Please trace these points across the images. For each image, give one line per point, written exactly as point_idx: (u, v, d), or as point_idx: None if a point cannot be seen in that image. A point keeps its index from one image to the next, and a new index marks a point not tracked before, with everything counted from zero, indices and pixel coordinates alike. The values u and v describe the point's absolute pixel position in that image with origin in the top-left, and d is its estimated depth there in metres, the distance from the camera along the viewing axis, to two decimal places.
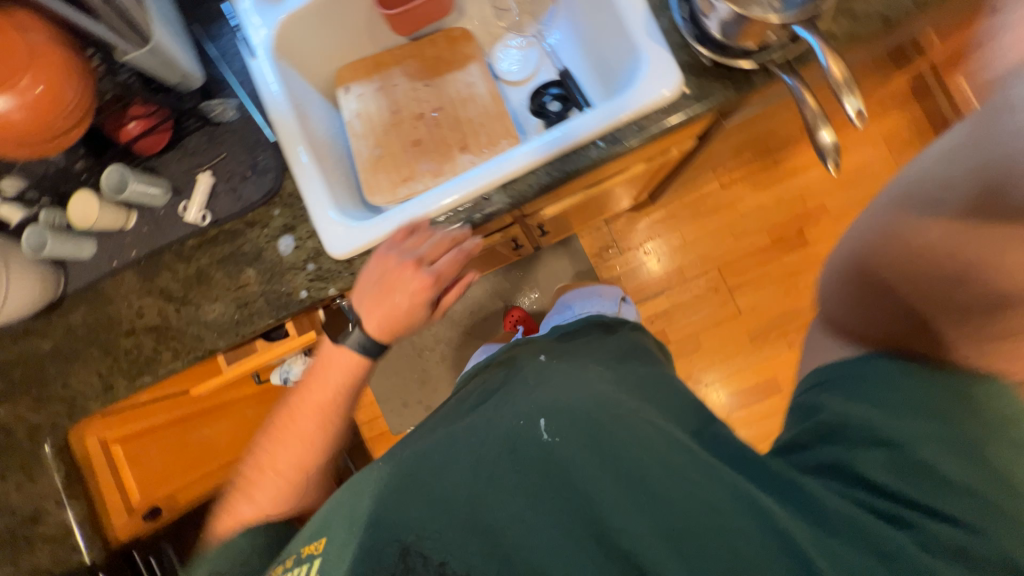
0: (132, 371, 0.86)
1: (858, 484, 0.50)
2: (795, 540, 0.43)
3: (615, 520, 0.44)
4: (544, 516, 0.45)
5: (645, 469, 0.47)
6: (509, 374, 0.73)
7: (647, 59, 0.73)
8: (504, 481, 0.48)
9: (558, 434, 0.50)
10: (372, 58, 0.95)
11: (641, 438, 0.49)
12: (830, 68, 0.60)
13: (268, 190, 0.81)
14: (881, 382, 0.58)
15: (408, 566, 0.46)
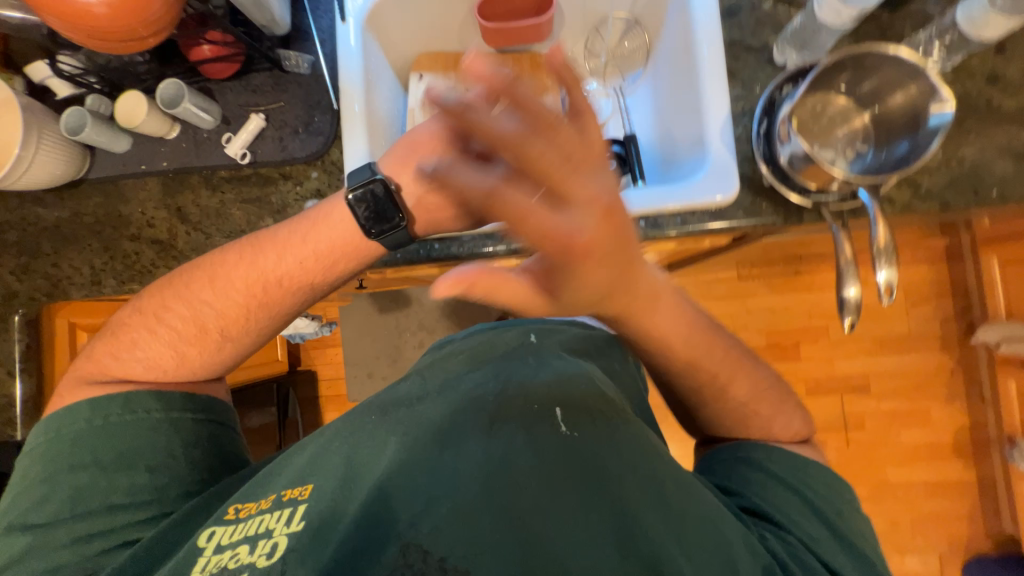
0: (123, 275, 0.86)
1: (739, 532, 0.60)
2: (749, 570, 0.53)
3: (622, 514, 0.54)
4: (562, 508, 0.53)
5: (641, 476, 0.58)
6: (483, 363, 0.76)
7: (710, 159, 0.74)
8: (525, 468, 0.56)
9: (572, 431, 0.60)
10: (454, 56, 0.96)
11: (636, 451, 0.61)
12: (876, 233, 0.62)
13: (313, 151, 0.81)
14: (778, 470, 0.68)
15: (408, 561, 0.50)
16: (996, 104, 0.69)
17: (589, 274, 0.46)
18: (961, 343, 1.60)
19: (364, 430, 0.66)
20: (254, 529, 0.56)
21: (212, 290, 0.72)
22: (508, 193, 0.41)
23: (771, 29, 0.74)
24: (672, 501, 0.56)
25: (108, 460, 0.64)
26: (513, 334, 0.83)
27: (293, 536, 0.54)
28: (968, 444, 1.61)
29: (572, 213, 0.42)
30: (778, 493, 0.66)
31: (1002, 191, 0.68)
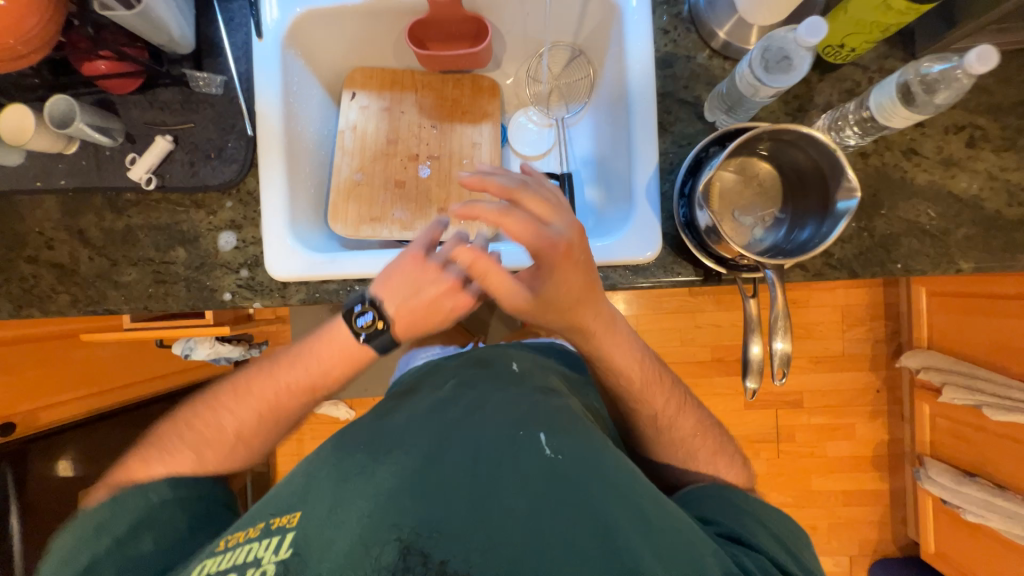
0: (22, 299, 0.80)
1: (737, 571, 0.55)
2: None
3: (614, 537, 0.49)
4: (556, 535, 0.49)
5: (636, 502, 0.53)
6: (475, 383, 0.71)
7: (634, 216, 0.72)
8: (514, 493, 0.53)
9: (557, 454, 0.56)
10: (390, 73, 0.90)
11: (625, 474, 0.56)
12: (775, 297, 0.63)
13: (227, 180, 0.76)
14: (762, 514, 0.64)
15: (407, 565, 0.47)
16: (910, 178, 0.70)
17: (566, 275, 0.59)
18: (887, 364, 1.70)
19: (352, 457, 0.59)
20: (242, 558, 0.50)
21: (235, 403, 0.67)
22: (523, 195, 0.57)
23: (704, 84, 0.72)
24: (669, 534, 0.51)
25: (120, 532, 0.56)
26: (500, 362, 0.76)
27: (280, 565, 0.48)
28: (884, 457, 1.73)
29: (557, 224, 0.56)
30: (765, 532, 0.62)
31: (905, 265, 0.71)
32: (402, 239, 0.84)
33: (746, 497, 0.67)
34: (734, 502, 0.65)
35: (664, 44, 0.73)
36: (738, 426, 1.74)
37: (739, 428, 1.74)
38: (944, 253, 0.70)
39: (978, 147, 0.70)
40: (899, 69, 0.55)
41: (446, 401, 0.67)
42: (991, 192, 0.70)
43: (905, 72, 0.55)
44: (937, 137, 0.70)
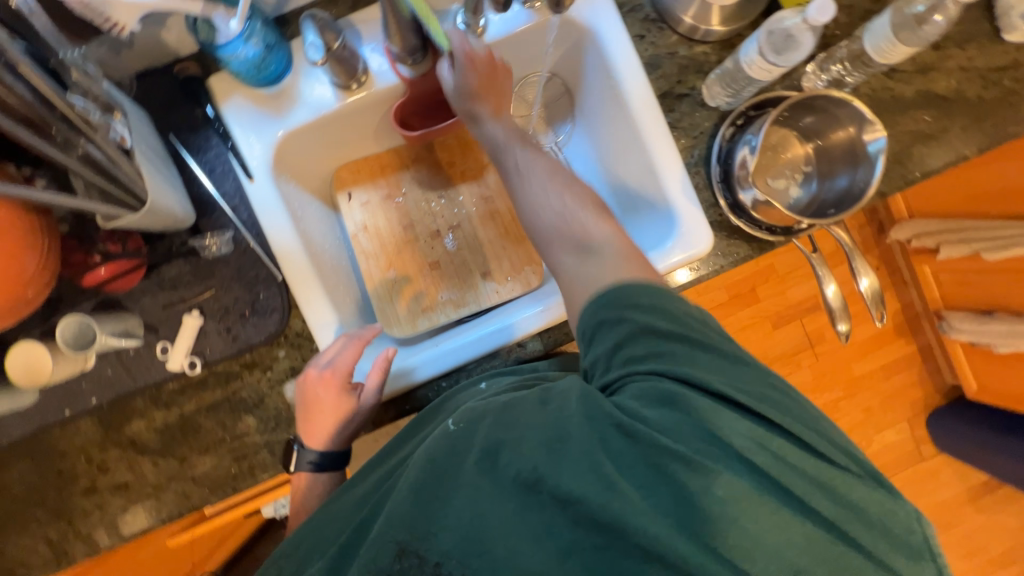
0: (95, 535, 0.73)
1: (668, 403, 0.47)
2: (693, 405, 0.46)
3: (496, 458, 0.45)
4: (457, 490, 0.44)
5: (530, 422, 0.47)
6: (429, 415, 0.66)
7: (679, 214, 0.73)
8: (423, 479, 0.46)
9: (459, 425, 0.50)
10: (378, 160, 0.87)
11: (512, 404, 0.49)
12: (837, 235, 0.66)
13: (272, 331, 0.72)
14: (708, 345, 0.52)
15: (403, 567, 0.42)
16: (899, 95, 0.76)
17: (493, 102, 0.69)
18: (878, 243, 1.83)
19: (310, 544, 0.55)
20: None
21: None
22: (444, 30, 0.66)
23: (695, 73, 0.74)
24: (575, 431, 0.46)
25: None
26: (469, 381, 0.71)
27: None
28: (905, 323, 1.87)
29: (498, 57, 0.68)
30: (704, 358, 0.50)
31: (923, 171, 0.76)
32: (459, 317, 0.82)
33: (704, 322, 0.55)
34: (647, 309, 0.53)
35: (644, 49, 0.74)
36: (774, 348, 1.84)
37: (775, 349, 1.85)
38: (950, 149, 0.76)
39: (945, 47, 0.76)
40: (887, 12, 0.60)
41: (415, 429, 0.65)
42: (968, 82, 0.76)
43: (894, 15, 0.60)
44: None
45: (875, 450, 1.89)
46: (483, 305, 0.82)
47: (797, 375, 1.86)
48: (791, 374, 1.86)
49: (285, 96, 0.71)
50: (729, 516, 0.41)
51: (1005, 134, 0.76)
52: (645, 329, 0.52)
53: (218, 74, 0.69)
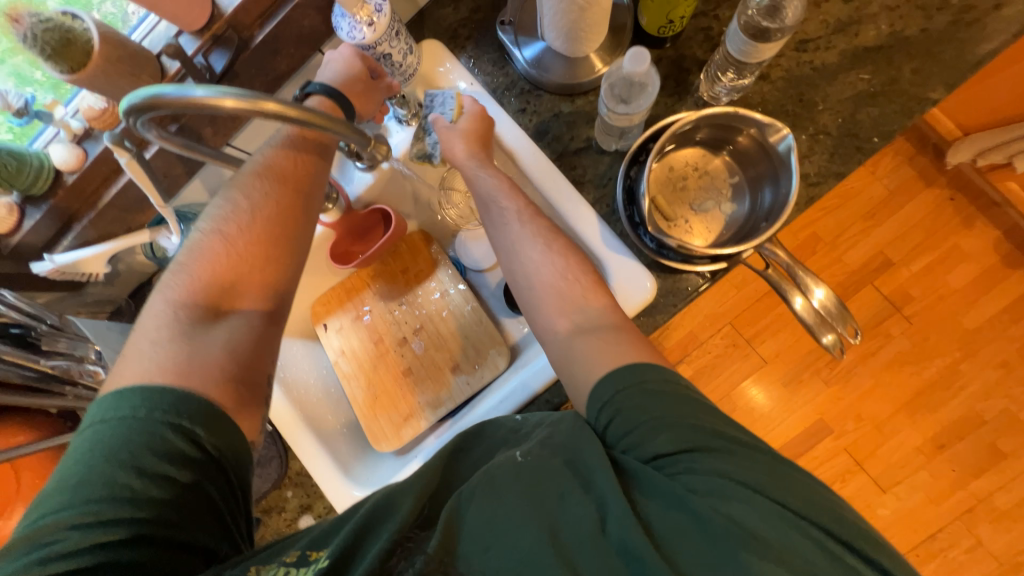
0: None
1: (783, 522, 0.40)
2: (818, 540, 0.40)
3: (574, 514, 0.45)
4: (525, 530, 0.44)
5: (605, 477, 0.46)
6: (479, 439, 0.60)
7: (609, 268, 0.70)
8: (492, 509, 0.46)
9: (527, 456, 0.49)
10: (341, 287, 0.95)
11: (590, 444, 0.49)
12: (772, 252, 0.60)
13: (276, 476, 0.80)
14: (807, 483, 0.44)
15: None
16: (821, 63, 0.67)
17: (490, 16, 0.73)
18: (940, 171, 1.55)
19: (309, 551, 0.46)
20: None
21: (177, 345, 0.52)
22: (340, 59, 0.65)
23: (585, 124, 0.73)
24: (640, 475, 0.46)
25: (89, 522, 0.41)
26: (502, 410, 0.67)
27: None
28: (1014, 252, 1.53)
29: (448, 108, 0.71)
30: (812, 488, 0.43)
31: (882, 134, 0.65)
32: (440, 416, 0.85)
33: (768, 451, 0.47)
34: (671, 392, 0.49)
35: (529, 120, 0.75)
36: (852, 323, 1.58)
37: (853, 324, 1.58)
38: (908, 100, 0.65)
39: None
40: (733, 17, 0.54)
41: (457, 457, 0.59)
42: (902, 20, 0.65)
43: (741, 17, 0.54)
44: (815, 13, 0.67)
45: None
46: (460, 400, 0.85)
47: (890, 347, 1.57)
48: (883, 347, 1.58)
49: None
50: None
51: (972, 61, 0.63)
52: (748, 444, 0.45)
53: None
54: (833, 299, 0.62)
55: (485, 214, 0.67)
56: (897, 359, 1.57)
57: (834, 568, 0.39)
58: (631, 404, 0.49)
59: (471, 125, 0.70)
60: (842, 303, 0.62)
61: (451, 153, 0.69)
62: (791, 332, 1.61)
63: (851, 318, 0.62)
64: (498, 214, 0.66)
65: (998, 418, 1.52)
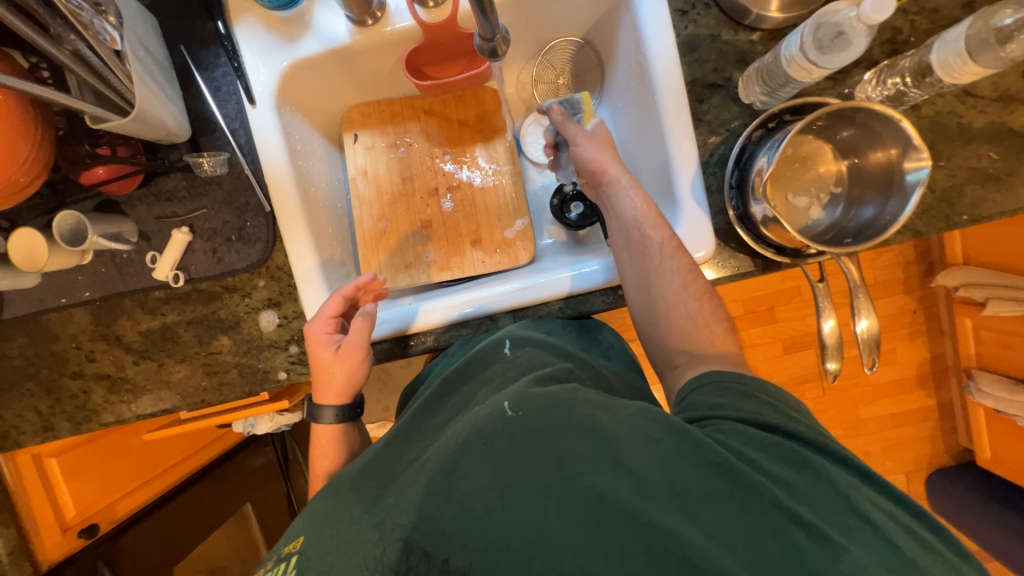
0: (78, 416, 0.79)
1: (801, 467, 0.48)
2: (839, 485, 0.46)
3: (581, 483, 0.45)
4: (532, 501, 0.45)
5: (614, 441, 0.47)
6: (460, 382, 0.66)
7: (682, 216, 0.68)
8: (484, 468, 0.47)
9: (516, 413, 0.51)
10: (389, 106, 0.85)
11: (586, 415, 0.50)
12: (844, 267, 0.61)
13: (255, 260, 0.73)
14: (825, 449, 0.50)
15: (410, 563, 0.45)
16: (967, 123, 0.66)
17: None
18: (921, 284, 1.69)
19: (342, 511, 0.53)
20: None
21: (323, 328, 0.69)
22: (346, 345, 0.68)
23: (734, 62, 0.68)
24: (643, 447, 0.47)
25: None
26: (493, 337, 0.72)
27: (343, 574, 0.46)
28: (929, 374, 1.75)
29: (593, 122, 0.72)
30: (828, 458, 0.49)
31: (972, 215, 0.67)
32: (441, 280, 0.82)
33: (802, 422, 0.54)
34: (738, 386, 0.57)
35: (683, 27, 0.68)
36: (783, 373, 1.74)
37: (783, 374, 1.75)
38: (1012, 196, 0.66)
39: None
40: (965, 23, 0.56)
41: (437, 402, 0.66)
42: None
43: (973, 26, 0.55)
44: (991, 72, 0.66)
45: None
46: (466, 273, 0.82)
47: (799, 405, 1.77)
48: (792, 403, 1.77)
49: (298, 25, 0.69)
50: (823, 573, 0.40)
51: None
52: (774, 427, 0.51)
53: None
54: (869, 334, 0.63)
55: (624, 241, 0.66)
56: None
57: (848, 508, 0.45)
58: (701, 402, 0.57)
59: (597, 140, 0.70)
60: (875, 340, 0.63)
61: (603, 165, 0.68)
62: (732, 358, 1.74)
63: (873, 355, 0.64)
64: (643, 241, 0.65)
65: None
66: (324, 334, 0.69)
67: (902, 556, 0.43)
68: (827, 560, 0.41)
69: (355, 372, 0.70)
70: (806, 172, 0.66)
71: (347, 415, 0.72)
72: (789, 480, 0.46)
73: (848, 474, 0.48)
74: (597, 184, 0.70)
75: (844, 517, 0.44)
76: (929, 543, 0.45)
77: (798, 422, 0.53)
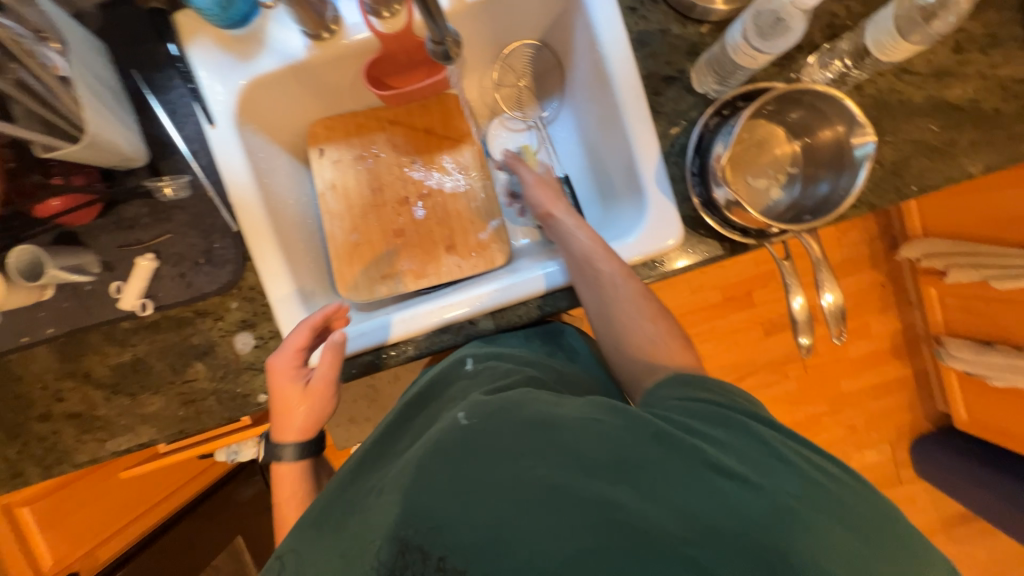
0: (49, 460, 0.75)
1: (732, 429, 0.50)
2: (766, 439, 0.48)
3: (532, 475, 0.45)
4: (488, 496, 0.44)
5: (560, 428, 0.47)
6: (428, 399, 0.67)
7: (649, 206, 0.70)
8: (438, 475, 0.46)
9: (470, 421, 0.50)
10: (353, 119, 0.85)
11: (533, 410, 0.50)
12: (807, 244, 0.63)
13: (226, 281, 0.72)
14: (755, 414, 0.53)
15: (406, 563, 0.44)
16: (907, 99, 0.70)
17: None
18: (887, 259, 1.76)
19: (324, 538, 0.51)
20: None
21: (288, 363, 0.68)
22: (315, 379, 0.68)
23: (685, 54, 0.70)
24: (588, 431, 0.47)
25: None
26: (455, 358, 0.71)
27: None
28: (902, 345, 1.82)
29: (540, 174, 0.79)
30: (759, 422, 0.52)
31: (920, 185, 0.70)
32: (418, 288, 0.82)
33: (739, 392, 0.56)
34: (701, 374, 0.57)
35: (634, 24, 0.70)
36: (765, 355, 1.78)
37: (765, 356, 1.79)
38: (955, 165, 0.70)
39: (965, 51, 0.70)
40: (892, 4, 0.60)
41: (405, 419, 0.65)
42: (986, 92, 0.70)
43: (900, 6, 0.59)
44: (923, 50, 0.70)
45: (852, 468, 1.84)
46: (443, 278, 0.82)
47: (783, 385, 1.81)
48: (776, 383, 1.80)
49: (255, 43, 0.69)
50: (763, 524, 0.42)
51: (1018, 154, 0.70)
52: (712, 401, 0.53)
53: (187, 13, 0.68)
54: (836, 307, 0.65)
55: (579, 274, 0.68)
56: (783, 397, 1.82)
57: (776, 456, 0.47)
58: (657, 392, 0.58)
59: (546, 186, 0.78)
60: (841, 311, 0.65)
61: (549, 207, 0.73)
62: (715, 345, 1.78)
63: (841, 326, 0.66)
64: (597, 276, 0.67)
65: None
66: (291, 368, 0.68)
67: (829, 496, 0.45)
68: (757, 506, 0.43)
69: (322, 408, 0.70)
70: (762, 155, 0.69)
71: (311, 450, 0.71)
72: (724, 442, 0.48)
73: (777, 431, 0.51)
74: (547, 225, 0.74)
75: (775, 465, 0.46)
76: (851, 480, 0.48)
77: (736, 393, 0.55)
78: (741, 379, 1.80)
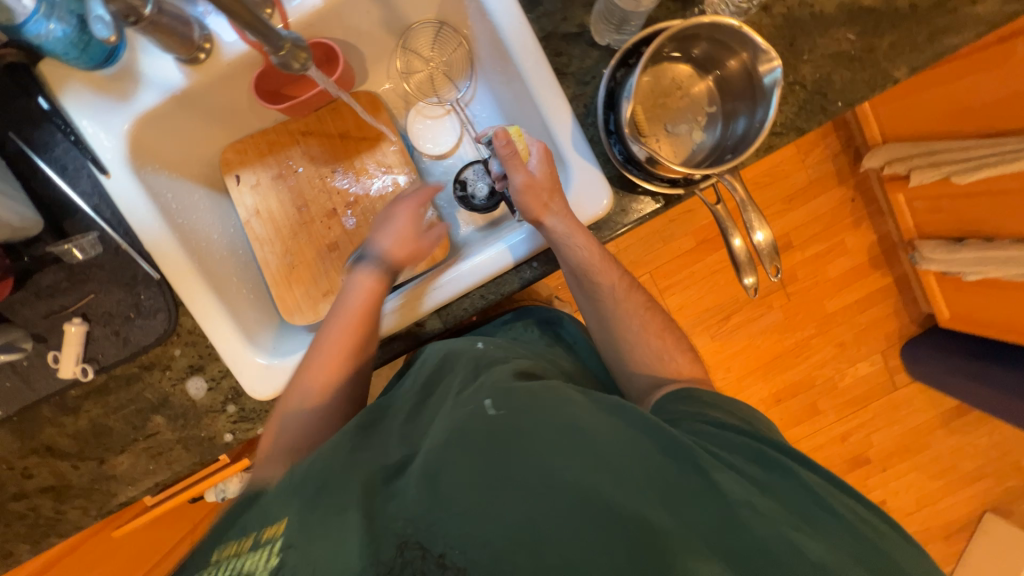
0: (34, 534, 0.76)
1: (761, 461, 0.51)
2: (797, 471, 0.49)
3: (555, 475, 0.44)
4: (507, 490, 0.43)
5: (597, 435, 0.47)
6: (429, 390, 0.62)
7: (572, 174, 0.67)
8: (463, 466, 0.44)
9: (499, 411, 0.49)
10: (263, 137, 0.81)
11: (569, 410, 0.50)
12: (732, 186, 0.61)
13: (161, 330, 0.70)
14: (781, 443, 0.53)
15: (406, 559, 0.41)
16: (818, 12, 0.67)
17: None
18: (852, 172, 1.73)
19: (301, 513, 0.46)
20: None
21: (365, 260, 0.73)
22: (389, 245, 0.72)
23: (581, 6, 0.67)
24: (624, 448, 0.47)
25: None
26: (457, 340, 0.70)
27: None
28: (880, 255, 1.82)
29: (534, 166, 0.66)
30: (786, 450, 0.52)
31: (846, 100, 0.68)
32: None
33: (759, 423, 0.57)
34: (710, 398, 0.60)
35: None
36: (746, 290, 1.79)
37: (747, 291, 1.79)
38: (878, 72, 0.67)
39: None
40: None
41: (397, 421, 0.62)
42: None
43: None
44: None
45: (848, 383, 1.87)
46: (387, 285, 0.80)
47: (769, 316, 1.82)
48: (762, 316, 1.81)
49: (128, 79, 0.65)
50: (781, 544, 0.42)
51: (941, 48, 0.67)
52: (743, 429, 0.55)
53: (49, 62, 0.64)
54: (770, 244, 0.63)
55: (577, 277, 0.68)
56: (771, 328, 1.83)
57: (803, 491, 0.48)
58: (676, 411, 0.59)
59: (535, 182, 0.65)
60: (777, 248, 0.64)
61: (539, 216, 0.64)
62: (696, 290, 1.77)
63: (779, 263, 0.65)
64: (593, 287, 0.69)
65: (826, 383, 1.87)
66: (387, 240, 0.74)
67: (853, 532, 0.45)
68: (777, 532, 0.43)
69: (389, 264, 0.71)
70: (678, 99, 0.66)
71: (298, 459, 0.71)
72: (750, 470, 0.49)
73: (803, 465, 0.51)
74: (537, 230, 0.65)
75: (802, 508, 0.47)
76: (879, 525, 0.47)
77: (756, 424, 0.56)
78: (727, 317, 1.81)
